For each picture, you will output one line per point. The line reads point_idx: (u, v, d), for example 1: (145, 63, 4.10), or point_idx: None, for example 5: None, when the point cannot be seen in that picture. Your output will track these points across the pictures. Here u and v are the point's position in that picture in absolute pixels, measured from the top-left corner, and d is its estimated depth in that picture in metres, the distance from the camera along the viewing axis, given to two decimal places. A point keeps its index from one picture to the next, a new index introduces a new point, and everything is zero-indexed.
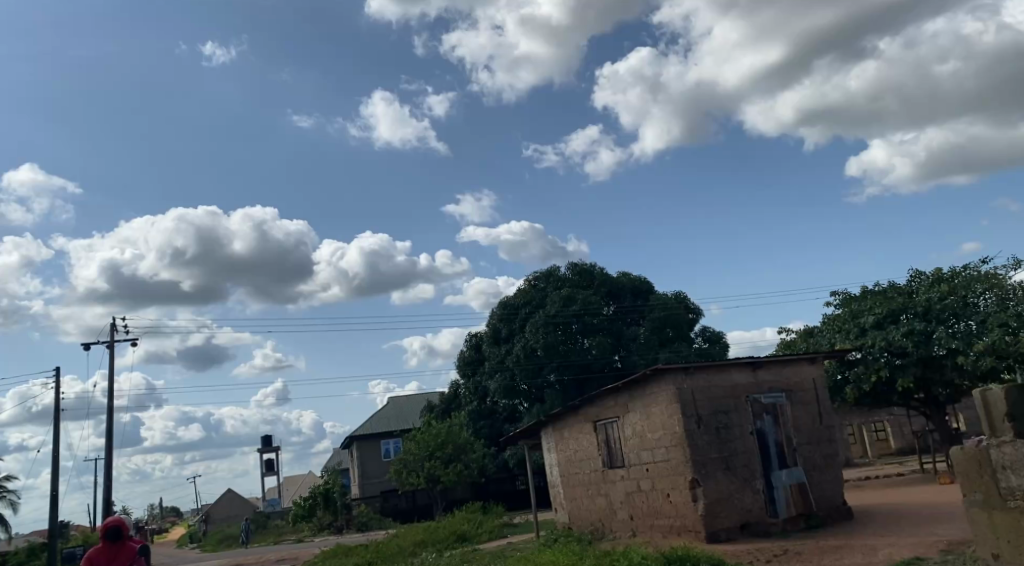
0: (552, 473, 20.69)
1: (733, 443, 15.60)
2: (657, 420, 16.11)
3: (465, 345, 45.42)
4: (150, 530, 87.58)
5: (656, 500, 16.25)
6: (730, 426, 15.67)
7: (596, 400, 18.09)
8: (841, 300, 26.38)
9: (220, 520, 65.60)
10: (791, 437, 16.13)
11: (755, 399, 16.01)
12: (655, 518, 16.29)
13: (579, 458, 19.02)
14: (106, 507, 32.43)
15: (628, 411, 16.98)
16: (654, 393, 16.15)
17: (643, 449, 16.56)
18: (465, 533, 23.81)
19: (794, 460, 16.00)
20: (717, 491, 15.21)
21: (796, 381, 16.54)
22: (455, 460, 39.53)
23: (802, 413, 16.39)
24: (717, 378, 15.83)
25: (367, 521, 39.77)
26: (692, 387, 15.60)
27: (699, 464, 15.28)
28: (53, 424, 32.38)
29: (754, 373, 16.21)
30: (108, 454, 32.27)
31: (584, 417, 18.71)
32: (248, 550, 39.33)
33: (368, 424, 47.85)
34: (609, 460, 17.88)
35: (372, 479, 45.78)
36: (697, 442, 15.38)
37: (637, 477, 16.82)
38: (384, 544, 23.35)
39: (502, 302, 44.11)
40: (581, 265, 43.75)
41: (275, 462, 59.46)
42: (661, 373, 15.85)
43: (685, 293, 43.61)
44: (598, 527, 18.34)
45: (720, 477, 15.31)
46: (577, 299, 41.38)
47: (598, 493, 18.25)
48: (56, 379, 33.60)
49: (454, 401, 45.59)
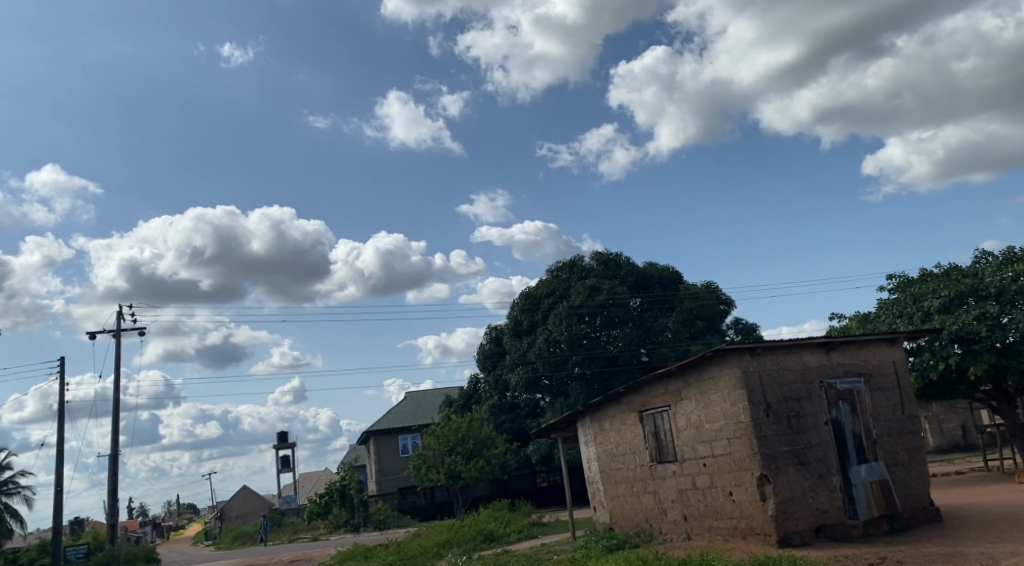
0: (590, 468, 18.78)
1: (806, 435, 13.66)
2: (716, 408, 14.23)
3: (485, 337, 43.70)
4: (166, 528, 86.80)
5: (715, 500, 14.38)
6: (802, 415, 13.74)
7: (642, 387, 16.18)
8: (898, 284, 24.36)
9: (235, 518, 63.98)
10: (870, 428, 14.16)
11: (830, 385, 14.05)
12: (715, 519, 14.41)
13: (622, 451, 17.11)
14: (114, 504, 30.85)
15: (682, 398, 15.08)
16: (713, 378, 14.26)
17: (699, 441, 14.67)
18: (492, 533, 21.96)
19: (875, 454, 14.04)
20: (790, 489, 13.30)
21: (875, 365, 14.58)
22: (477, 456, 37.74)
23: (882, 401, 14.41)
24: (787, 361, 13.92)
25: (384, 519, 38.00)
26: (758, 370, 13.71)
27: (769, 458, 13.39)
28: (57, 416, 30.80)
29: (827, 355, 14.27)
30: (116, 448, 30.64)
31: (627, 405, 16.80)
32: (261, 549, 37.69)
33: (386, 418, 46.04)
34: (658, 454, 15.98)
35: (389, 475, 44.07)
36: (765, 434, 13.47)
37: (692, 473, 14.93)
38: (405, 545, 21.52)
39: (524, 292, 42.26)
40: (606, 254, 41.71)
41: (291, 459, 57.91)
42: (723, 355, 13.96)
43: (717, 284, 41.49)
44: (644, 528, 16.46)
45: (792, 473, 13.39)
46: (603, 289, 39.40)
47: (645, 491, 16.36)
48: (62, 370, 32.10)
49: (474, 396, 43.77)
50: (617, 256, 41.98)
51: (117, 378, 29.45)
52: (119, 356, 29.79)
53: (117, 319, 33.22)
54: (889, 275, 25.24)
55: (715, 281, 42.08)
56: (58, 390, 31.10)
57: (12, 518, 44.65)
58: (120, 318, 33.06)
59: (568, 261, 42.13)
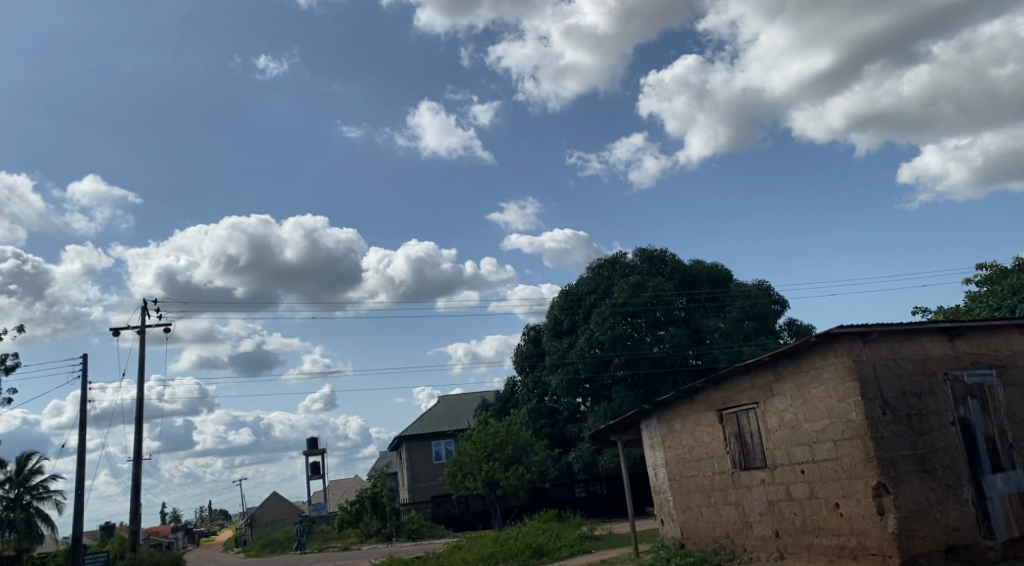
0: (655, 476, 16.67)
1: (930, 437, 11.42)
2: (818, 406, 12.08)
3: (523, 338, 41.73)
4: (197, 533, 86.28)
5: (817, 513, 12.22)
6: (925, 413, 11.51)
7: (722, 382, 14.05)
8: (990, 274, 22.19)
9: (264, 524, 62.40)
10: (1004, 429, 11.88)
11: (956, 378, 11.82)
12: (817, 537, 12.25)
13: (696, 456, 14.98)
14: (136, 508, 29.23)
15: (773, 394, 12.95)
16: (815, 369, 12.12)
17: (797, 444, 12.53)
18: (541, 547, 19.86)
19: (1011, 461, 11.79)
20: (914, 501, 11.09)
21: (1008, 356, 12.32)
22: (515, 463, 35.69)
23: (1017, 398, 12.14)
24: (905, 350, 11.71)
25: (418, 529, 35.93)
26: (874, 360, 11.55)
27: (887, 464, 11.19)
28: (80, 416, 29.31)
29: (952, 343, 12.02)
30: (139, 449, 29.02)
31: (703, 404, 14.67)
32: (291, 558, 36.05)
33: (419, 422, 44.16)
34: (741, 459, 13.83)
35: (422, 482, 42.13)
36: (883, 435, 11.28)
37: (785, 482, 12.81)
38: (446, 558, 19.56)
39: (564, 290, 40.23)
40: (651, 251, 39.40)
41: (321, 465, 56.30)
42: (828, 341, 11.83)
43: (769, 283, 39.09)
44: (723, 545, 14.34)
45: (915, 483, 11.18)
46: (648, 286, 37.10)
47: (725, 502, 14.22)
48: (85, 366, 30.62)
49: (511, 400, 41.77)
50: (663, 254, 39.71)
51: (142, 373, 27.91)
52: (142, 352, 28.25)
53: (142, 315, 31.68)
54: (979, 264, 23.08)
55: (767, 281, 39.68)
56: (80, 388, 29.64)
57: (43, 523, 43.40)
58: (145, 314, 31.50)
59: (610, 258, 39.92)
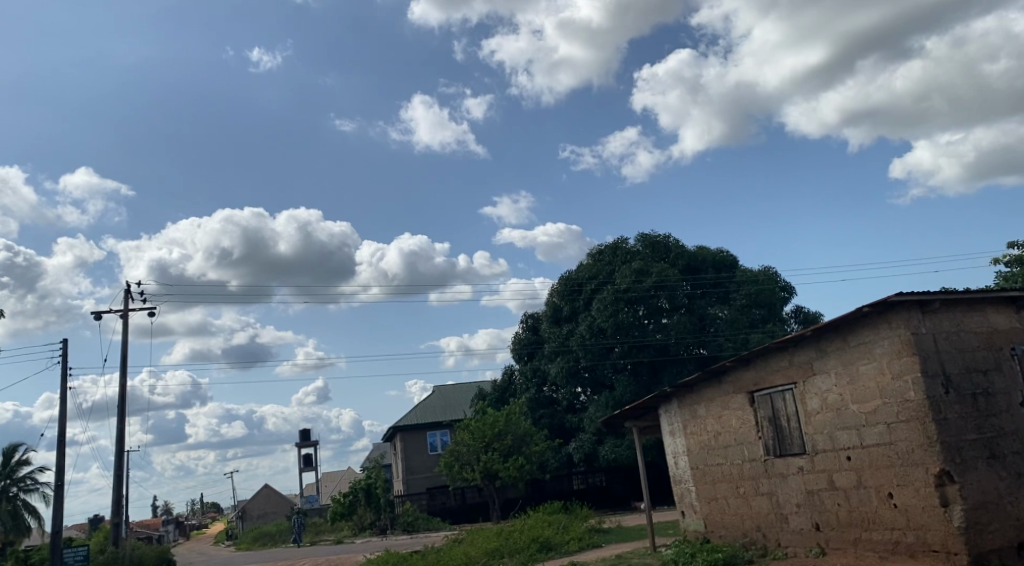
0: (676, 465, 15.36)
1: (998, 419, 10.15)
2: (869, 385, 10.80)
3: (521, 326, 40.42)
4: (189, 526, 84.89)
5: (867, 504, 10.94)
6: (992, 393, 10.24)
7: (754, 361, 12.77)
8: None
9: (254, 518, 61.01)
10: None
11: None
12: (864, 530, 11.01)
13: (723, 443, 13.70)
14: (119, 498, 27.82)
15: (815, 372, 11.66)
16: (864, 344, 10.85)
17: (842, 427, 11.26)
18: (548, 540, 18.56)
19: None
20: (982, 491, 9.84)
21: None
22: (513, 453, 34.40)
23: None
24: (968, 322, 10.42)
25: (413, 521, 34.65)
26: (934, 332, 10.25)
27: (952, 449, 9.92)
28: (60, 401, 27.91)
29: (1018, 315, 10.77)
30: (122, 437, 27.62)
31: (732, 385, 13.36)
32: (282, 551, 34.82)
33: (413, 413, 42.81)
34: (776, 445, 12.56)
35: (417, 474, 40.82)
36: (946, 417, 10.00)
37: (827, 470, 11.54)
38: (447, 552, 18.26)
39: (564, 276, 38.91)
40: (653, 236, 37.99)
41: (313, 457, 54.94)
42: (882, 313, 10.53)
43: (775, 270, 37.76)
44: (753, 539, 13.09)
45: (982, 471, 9.92)
46: (652, 272, 35.63)
47: (757, 492, 12.95)
48: (67, 351, 29.18)
49: (508, 390, 40.52)
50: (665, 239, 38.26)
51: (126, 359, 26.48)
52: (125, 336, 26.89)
53: (126, 298, 30.19)
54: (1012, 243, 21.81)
55: (774, 268, 38.38)
56: (60, 375, 28.20)
57: (29, 515, 41.99)
58: (129, 298, 30.04)
59: (611, 244, 38.53)
